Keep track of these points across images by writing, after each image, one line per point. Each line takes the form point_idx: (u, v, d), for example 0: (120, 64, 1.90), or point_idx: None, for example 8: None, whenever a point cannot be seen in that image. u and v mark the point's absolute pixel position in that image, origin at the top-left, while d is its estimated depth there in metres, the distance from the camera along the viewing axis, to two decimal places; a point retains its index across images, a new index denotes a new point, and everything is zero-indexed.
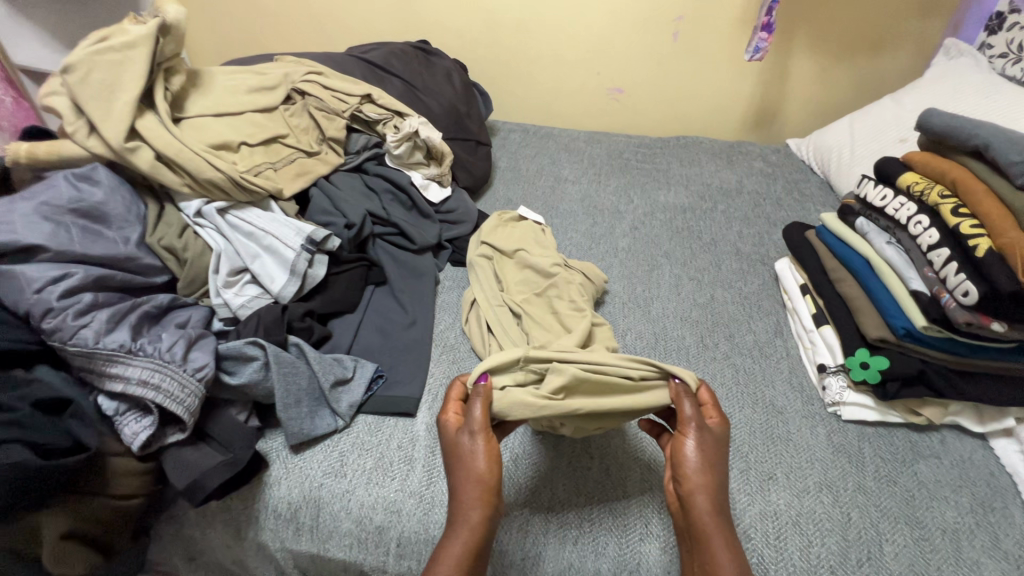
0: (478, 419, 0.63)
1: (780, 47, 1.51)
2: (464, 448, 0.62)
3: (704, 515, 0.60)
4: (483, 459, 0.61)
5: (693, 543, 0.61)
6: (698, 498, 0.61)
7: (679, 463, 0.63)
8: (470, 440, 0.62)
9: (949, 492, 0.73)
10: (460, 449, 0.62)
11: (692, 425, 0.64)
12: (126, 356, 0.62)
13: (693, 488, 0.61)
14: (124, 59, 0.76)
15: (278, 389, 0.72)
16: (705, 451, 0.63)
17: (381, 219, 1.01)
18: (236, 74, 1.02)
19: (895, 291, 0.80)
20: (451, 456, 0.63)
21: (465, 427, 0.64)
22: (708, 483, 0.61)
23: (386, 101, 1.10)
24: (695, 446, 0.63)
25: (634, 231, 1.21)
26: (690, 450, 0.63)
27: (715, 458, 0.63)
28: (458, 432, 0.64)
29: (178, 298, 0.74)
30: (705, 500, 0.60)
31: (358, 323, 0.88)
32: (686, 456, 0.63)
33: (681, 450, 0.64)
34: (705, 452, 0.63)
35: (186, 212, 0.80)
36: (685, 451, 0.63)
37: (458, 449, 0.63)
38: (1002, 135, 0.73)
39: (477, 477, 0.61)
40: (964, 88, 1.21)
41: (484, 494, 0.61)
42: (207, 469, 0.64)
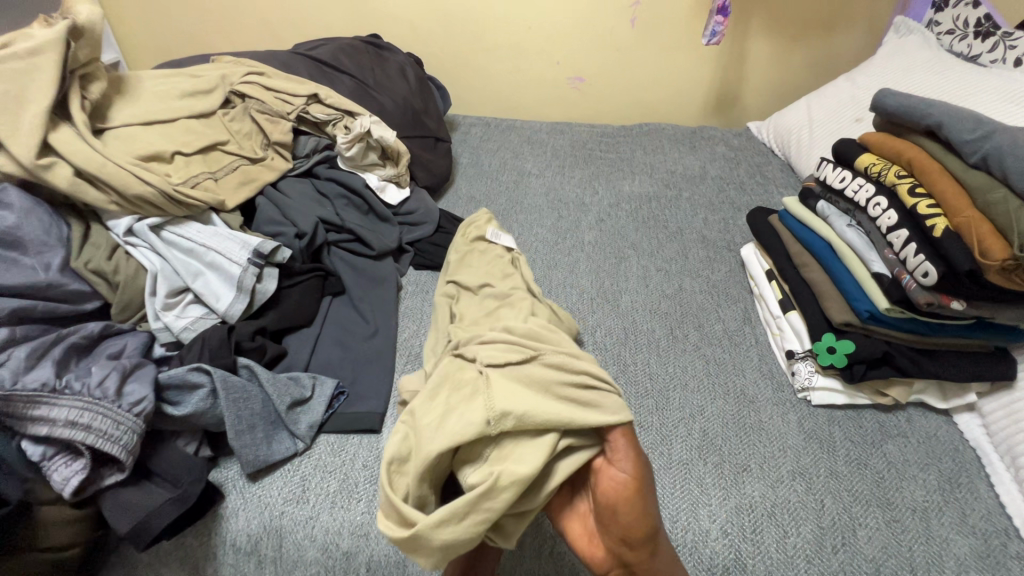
0: None
1: (736, 30, 1.50)
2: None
3: (661, 573, 0.55)
4: None
5: None
6: (645, 566, 0.54)
7: (619, 526, 0.53)
8: None
9: (917, 471, 0.74)
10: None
11: (625, 468, 0.55)
12: (50, 396, 0.57)
13: (643, 550, 0.54)
14: (31, 67, 0.69)
15: (229, 416, 0.67)
16: (640, 497, 0.54)
17: (335, 226, 0.96)
18: (167, 77, 0.96)
19: (858, 274, 0.80)
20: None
21: None
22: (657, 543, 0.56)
23: (334, 100, 1.04)
24: (631, 489, 0.54)
25: (600, 223, 1.19)
26: (629, 499, 0.54)
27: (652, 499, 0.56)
28: None
29: (112, 325, 0.68)
30: (659, 556, 0.56)
31: (316, 337, 0.84)
32: (624, 504, 0.54)
33: (615, 503, 0.54)
34: (640, 498, 0.54)
35: (115, 231, 0.74)
36: (625, 506, 0.53)
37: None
38: (952, 113, 0.74)
39: None
40: (915, 66, 1.23)
41: None
42: (153, 510, 0.60)
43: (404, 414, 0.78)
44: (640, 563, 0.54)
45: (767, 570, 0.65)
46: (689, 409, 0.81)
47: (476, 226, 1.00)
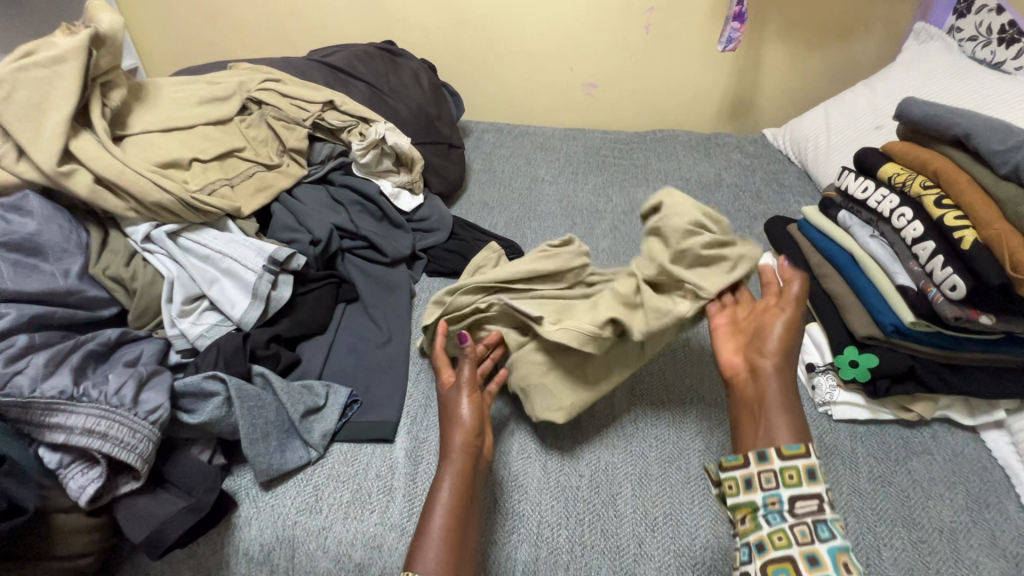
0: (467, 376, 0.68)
1: (753, 35, 1.49)
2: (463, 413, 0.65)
3: (773, 391, 0.61)
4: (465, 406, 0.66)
5: (749, 409, 0.62)
6: (767, 372, 0.62)
7: (761, 339, 0.64)
8: (461, 395, 0.67)
9: (943, 490, 0.72)
10: (455, 420, 0.65)
11: (789, 311, 0.66)
12: (68, 404, 0.57)
13: (770, 357, 0.63)
14: (53, 74, 0.69)
15: (243, 424, 0.67)
16: (787, 330, 0.64)
17: (350, 233, 0.96)
18: (186, 84, 0.96)
19: (881, 286, 0.78)
20: (446, 415, 0.66)
21: (455, 382, 0.69)
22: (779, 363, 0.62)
23: (349, 107, 1.04)
24: (780, 330, 0.64)
25: (614, 231, 1.18)
26: (775, 333, 0.64)
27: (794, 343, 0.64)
28: (449, 389, 0.69)
29: (128, 332, 0.68)
30: (783, 372, 0.62)
31: (329, 344, 0.84)
32: (772, 336, 0.64)
33: (766, 329, 0.65)
34: (790, 328, 0.65)
35: (133, 237, 0.74)
36: (774, 329, 0.64)
37: (457, 411, 0.65)
38: (981, 123, 0.72)
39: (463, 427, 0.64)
40: (936, 73, 1.20)
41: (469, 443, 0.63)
42: (167, 519, 0.59)
43: (417, 424, 0.77)
44: (770, 370, 0.62)
45: None
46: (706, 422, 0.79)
47: (484, 273, 0.93)
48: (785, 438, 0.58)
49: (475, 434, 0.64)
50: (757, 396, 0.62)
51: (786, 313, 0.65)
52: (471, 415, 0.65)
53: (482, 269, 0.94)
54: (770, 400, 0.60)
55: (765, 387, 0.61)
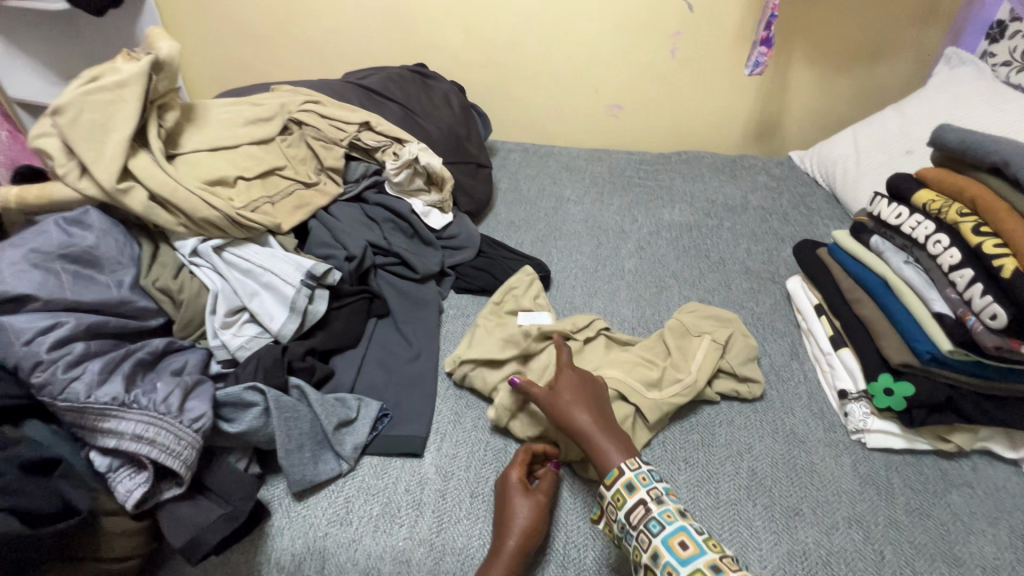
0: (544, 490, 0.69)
1: (779, 60, 1.50)
2: (520, 508, 0.66)
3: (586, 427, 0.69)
4: (528, 518, 0.65)
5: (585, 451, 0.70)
6: (586, 429, 0.69)
7: (554, 410, 0.72)
8: (526, 507, 0.66)
9: (985, 525, 0.69)
10: (511, 517, 0.65)
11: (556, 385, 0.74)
12: (119, 410, 0.59)
13: (574, 413, 0.71)
14: (116, 98, 0.74)
15: (280, 435, 0.69)
16: (574, 390, 0.73)
17: (382, 249, 0.98)
18: (232, 105, 1.01)
19: (917, 313, 0.77)
20: (500, 512, 0.67)
21: (529, 492, 0.68)
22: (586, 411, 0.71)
23: (384, 128, 1.08)
24: (567, 397, 0.72)
25: (640, 251, 1.18)
26: (563, 400, 0.72)
27: (592, 396, 0.73)
28: (519, 493, 0.68)
29: (174, 342, 0.71)
30: (591, 417, 0.70)
31: (361, 359, 0.86)
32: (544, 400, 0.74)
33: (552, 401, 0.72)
34: (577, 388, 0.73)
35: (181, 251, 0.77)
36: (560, 399, 0.72)
37: (513, 511, 0.66)
38: (1021, 151, 0.71)
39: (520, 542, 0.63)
40: (969, 99, 1.20)
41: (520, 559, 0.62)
42: (206, 525, 0.61)
43: (446, 440, 0.78)
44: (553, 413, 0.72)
45: None
46: (736, 447, 0.78)
47: (515, 294, 0.98)
48: (609, 464, 0.66)
49: (529, 534, 0.64)
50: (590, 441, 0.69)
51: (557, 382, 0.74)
52: (533, 529, 0.64)
53: (514, 290, 0.99)
54: (593, 437, 0.68)
55: (590, 439, 0.69)
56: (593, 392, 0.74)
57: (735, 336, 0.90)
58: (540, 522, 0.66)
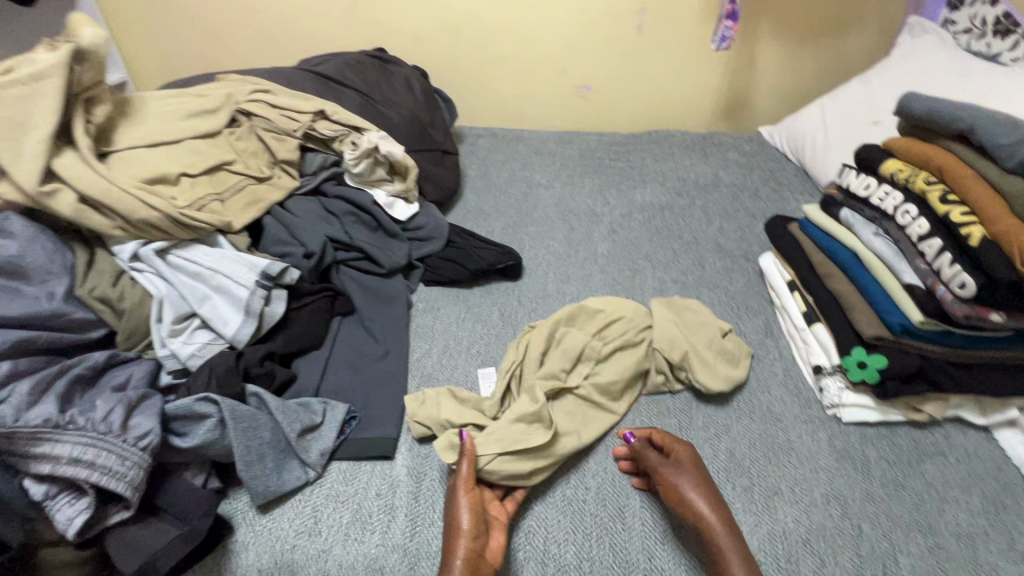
0: (465, 476, 0.67)
1: (746, 33, 1.48)
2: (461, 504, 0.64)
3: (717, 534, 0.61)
4: (465, 511, 0.63)
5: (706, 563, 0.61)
6: (713, 526, 0.61)
7: (670, 496, 0.64)
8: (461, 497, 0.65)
9: (958, 493, 0.70)
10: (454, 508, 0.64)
11: (665, 467, 0.66)
12: (54, 432, 0.54)
13: (703, 522, 0.62)
14: (33, 92, 0.68)
15: (238, 446, 0.65)
16: (694, 482, 0.65)
17: (344, 244, 0.94)
18: (173, 97, 0.95)
19: (888, 285, 0.77)
20: (447, 510, 0.65)
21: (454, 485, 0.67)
22: (710, 506, 0.63)
23: (340, 116, 1.03)
24: (691, 489, 0.64)
25: (613, 234, 1.16)
26: (689, 493, 0.64)
27: (708, 483, 0.66)
28: (448, 492, 0.67)
29: (118, 354, 0.66)
30: (717, 527, 0.61)
31: (326, 360, 0.82)
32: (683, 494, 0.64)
33: (669, 485, 0.65)
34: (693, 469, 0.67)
35: (121, 256, 0.72)
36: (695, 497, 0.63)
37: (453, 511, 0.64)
38: (984, 116, 0.71)
39: (459, 530, 0.61)
40: (931, 67, 1.20)
41: (469, 544, 0.60)
42: (161, 547, 0.57)
43: (419, 439, 0.75)
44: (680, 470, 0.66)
45: None
46: (714, 429, 0.77)
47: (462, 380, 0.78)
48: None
49: (475, 537, 0.61)
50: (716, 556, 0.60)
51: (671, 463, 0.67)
52: (473, 515, 0.63)
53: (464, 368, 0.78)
54: (724, 554, 0.59)
55: (716, 543, 0.60)
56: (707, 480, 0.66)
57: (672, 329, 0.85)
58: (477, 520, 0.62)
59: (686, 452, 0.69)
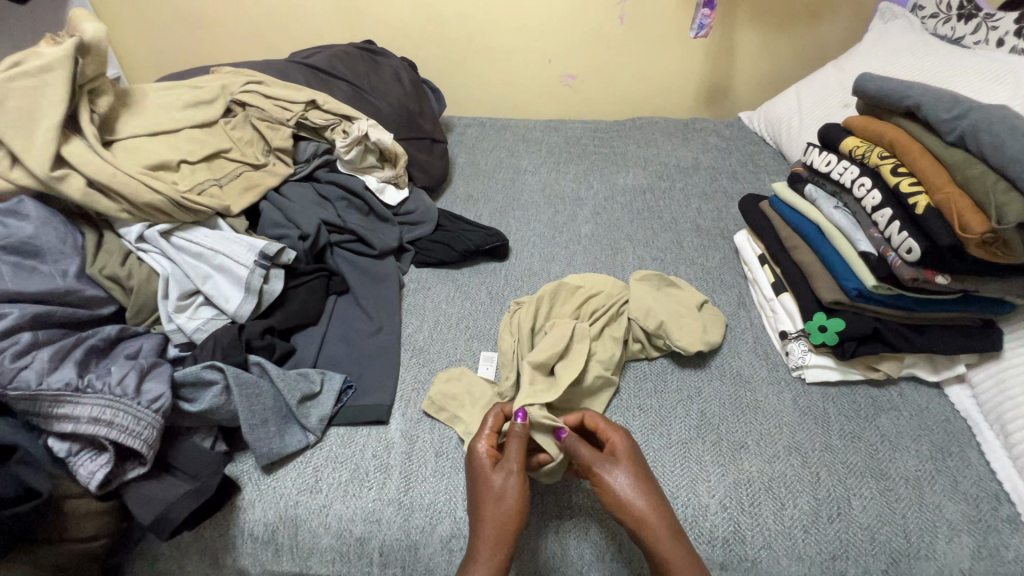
0: (515, 458, 0.65)
1: (723, 23, 1.52)
2: (496, 486, 0.63)
3: (665, 542, 0.59)
4: (514, 496, 0.62)
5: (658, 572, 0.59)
6: (655, 531, 0.59)
7: (609, 500, 0.62)
8: (504, 480, 0.63)
9: (909, 442, 0.76)
10: (484, 478, 0.64)
11: (600, 471, 0.63)
12: (74, 395, 0.60)
13: (639, 525, 0.60)
14: (42, 82, 0.72)
15: (243, 410, 0.70)
16: (630, 479, 0.63)
17: (337, 227, 0.99)
18: (170, 89, 0.99)
19: (846, 254, 0.82)
20: (474, 481, 0.65)
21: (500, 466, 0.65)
22: (650, 505, 0.61)
23: (332, 106, 1.07)
24: (627, 484, 0.62)
25: (596, 216, 1.21)
26: (627, 491, 0.62)
27: (644, 475, 0.64)
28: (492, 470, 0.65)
29: (128, 327, 0.71)
30: (660, 529, 0.59)
31: (322, 335, 0.87)
32: (617, 498, 0.62)
33: (605, 488, 0.62)
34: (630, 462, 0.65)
35: (127, 238, 0.77)
36: (618, 494, 0.62)
37: (490, 491, 0.63)
38: (930, 93, 0.76)
39: (502, 515, 0.61)
40: (898, 52, 1.24)
41: (506, 533, 0.60)
42: (174, 500, 0.62)
43: (412, 405, 0.81)
44: (606, 470, 0.63)
45: (765, 540, 0.67)
46: (687, 391, 0.83)
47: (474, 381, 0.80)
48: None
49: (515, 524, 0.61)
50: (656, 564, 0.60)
51: (607, 459, 0.64)
52: (518, 502, 0.62)
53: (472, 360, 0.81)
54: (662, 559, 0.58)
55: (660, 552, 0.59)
56: (645, 473, 0.64)
57: (652, 300, 0.90)
58: (514, 499, 0.62)
59: (620, 440, 0.67)
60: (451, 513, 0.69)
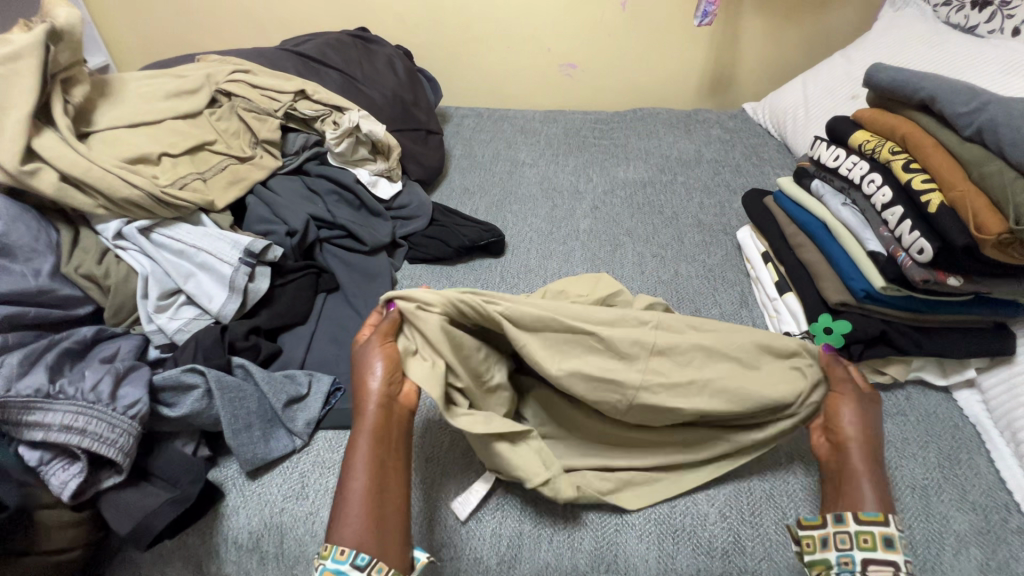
0: (382, 334, 0.64)
1: (728, 10, 1.47)
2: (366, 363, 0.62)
3: (858, 462, 0.61)
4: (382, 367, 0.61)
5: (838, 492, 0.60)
6: (862, 450, 0.61)
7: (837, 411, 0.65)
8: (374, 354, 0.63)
9: (916, 449, 0.73)
10: (367, 379, 0.61)
11: (854, 392, 0.66)
12: (45, 402, 0.57)
13: (856, 442, 0.62)
14: (10, 71, 0.69)
15: (225, 415, 0.67)
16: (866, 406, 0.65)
17: (327, 223, 0.96)
18: (153, 77, 0.96)
19: (853, 253, 0.79)
20: (357, 375, 0.62)
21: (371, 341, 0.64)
22: (870, 433, 0.63)
23: (322, 96, 1.03)
24: (858, 407, 0.64)
25: (595, 210, 1.18)
26: (854, 411, 0.64)
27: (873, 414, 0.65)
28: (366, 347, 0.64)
29: (105, 329, 0.68)
30: (866, 453, 0.61)
31: (310, 335, 0.84)
32: (841, 413, 0.64)
33: (839, 403, 0.65)
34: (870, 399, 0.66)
35: (105, 235, 0.74)
36: (844, 411, 0.64)
37: (361, 367, 0.62)
38: (945, 85, 0.72)
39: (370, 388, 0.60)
40: (909, 41, 1.20)
41: (378, 400, 0.60)
42: (152, 510, 0.60)
43: None
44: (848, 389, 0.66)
45: (766, 551, 0.64)
46: None
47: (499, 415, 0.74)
48: (866, 504, 0.57)
49: (384, 393, 0.60)
50: (839, 476, 0.61)
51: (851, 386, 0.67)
52: (383, 369, 0.61)
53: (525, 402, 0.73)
54: (862, 472, 0.60)
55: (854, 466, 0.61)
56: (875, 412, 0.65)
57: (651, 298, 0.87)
58: (382, 369, 0.61)
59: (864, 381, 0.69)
60: (440, 520, 0.67)
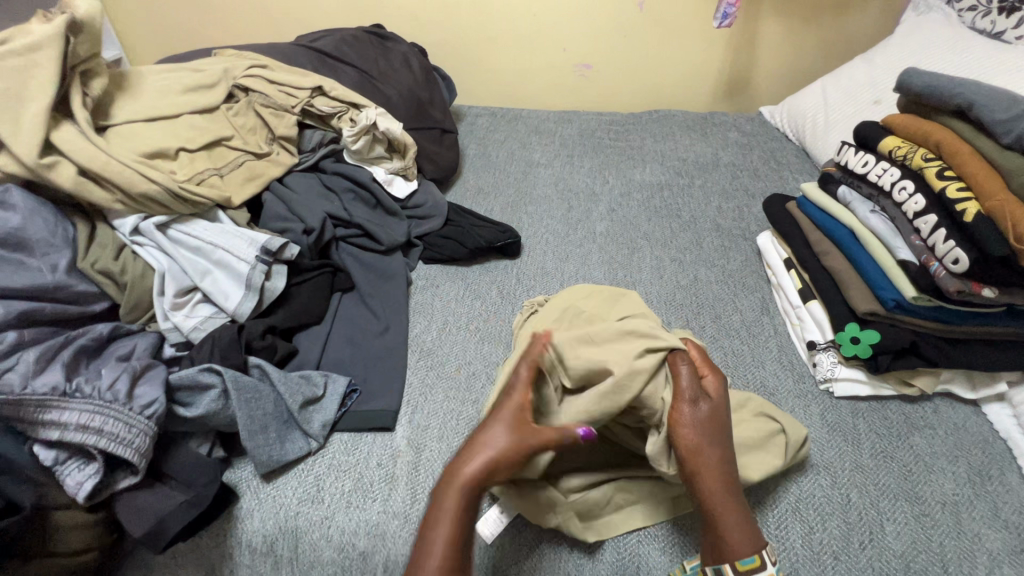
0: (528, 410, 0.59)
1: (747, 11, 1.45)
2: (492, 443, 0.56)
3: (717, 494, 0.58)
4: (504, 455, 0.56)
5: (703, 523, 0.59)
6: (702, 475, 0.59)
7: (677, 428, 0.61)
8: (500, 435, 0.57)
9: (946, 464, 0.71)
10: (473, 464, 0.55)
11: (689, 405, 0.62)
12: (61, 400, 0.56)
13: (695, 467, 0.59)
14: (30, 63, 0.68)
15: (241, 416, 0.66)
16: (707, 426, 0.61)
17: (343, 221, 0.94)
18: (170, 71, 0.94)
19: (883, 262, 0.78)
20: (471, 450, 0.57)
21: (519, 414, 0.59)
22: (716, 454, 0.60)
23: (339, 92, 1.02)
24: (699, 424, 0.61)
25: (611, 213, 1.16)
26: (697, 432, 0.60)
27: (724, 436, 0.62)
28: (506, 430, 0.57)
29: (121, 326, 0.67)
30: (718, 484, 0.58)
31: (326, 335, 0.82)
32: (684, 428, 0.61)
33: (679, 415, 0.62)
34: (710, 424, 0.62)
35: (121, 230, 0.73)
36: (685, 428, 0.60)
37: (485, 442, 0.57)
38: (983, 92, 0.71)
39: (477, 474, 0.55)
40: (934, 46, 1.18)
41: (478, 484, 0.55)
42: (167, 511, 0.59)
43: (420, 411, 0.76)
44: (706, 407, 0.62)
45: (793, 566, 0.63)
46: None
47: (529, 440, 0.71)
48: (740, 548, 0.55)
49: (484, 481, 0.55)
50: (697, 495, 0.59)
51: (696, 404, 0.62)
52: (504, 457, 0.56)
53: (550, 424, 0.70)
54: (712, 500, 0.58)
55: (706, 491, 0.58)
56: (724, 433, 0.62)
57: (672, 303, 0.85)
58: (518, 458, 0.56)
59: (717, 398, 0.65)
60: None
